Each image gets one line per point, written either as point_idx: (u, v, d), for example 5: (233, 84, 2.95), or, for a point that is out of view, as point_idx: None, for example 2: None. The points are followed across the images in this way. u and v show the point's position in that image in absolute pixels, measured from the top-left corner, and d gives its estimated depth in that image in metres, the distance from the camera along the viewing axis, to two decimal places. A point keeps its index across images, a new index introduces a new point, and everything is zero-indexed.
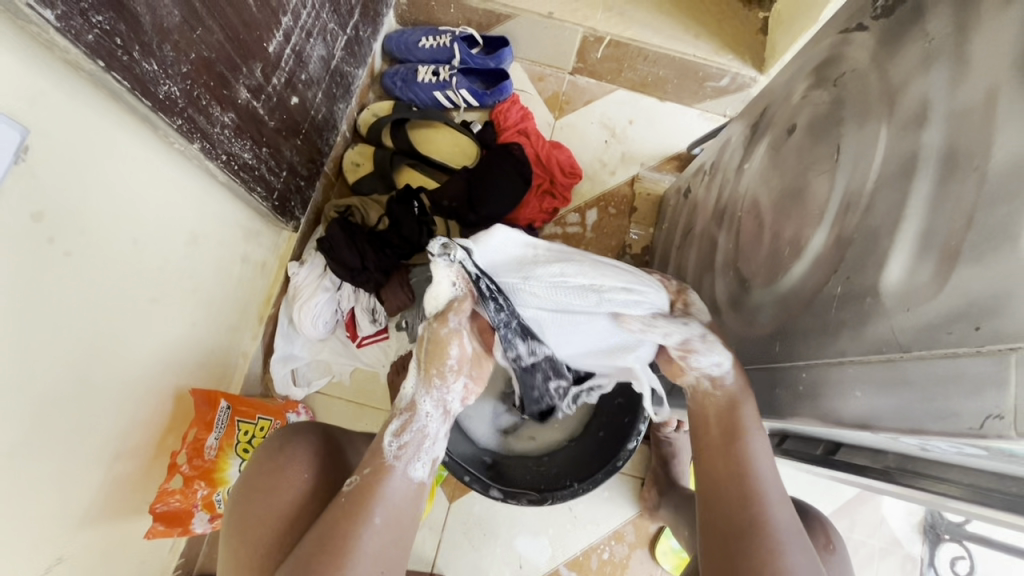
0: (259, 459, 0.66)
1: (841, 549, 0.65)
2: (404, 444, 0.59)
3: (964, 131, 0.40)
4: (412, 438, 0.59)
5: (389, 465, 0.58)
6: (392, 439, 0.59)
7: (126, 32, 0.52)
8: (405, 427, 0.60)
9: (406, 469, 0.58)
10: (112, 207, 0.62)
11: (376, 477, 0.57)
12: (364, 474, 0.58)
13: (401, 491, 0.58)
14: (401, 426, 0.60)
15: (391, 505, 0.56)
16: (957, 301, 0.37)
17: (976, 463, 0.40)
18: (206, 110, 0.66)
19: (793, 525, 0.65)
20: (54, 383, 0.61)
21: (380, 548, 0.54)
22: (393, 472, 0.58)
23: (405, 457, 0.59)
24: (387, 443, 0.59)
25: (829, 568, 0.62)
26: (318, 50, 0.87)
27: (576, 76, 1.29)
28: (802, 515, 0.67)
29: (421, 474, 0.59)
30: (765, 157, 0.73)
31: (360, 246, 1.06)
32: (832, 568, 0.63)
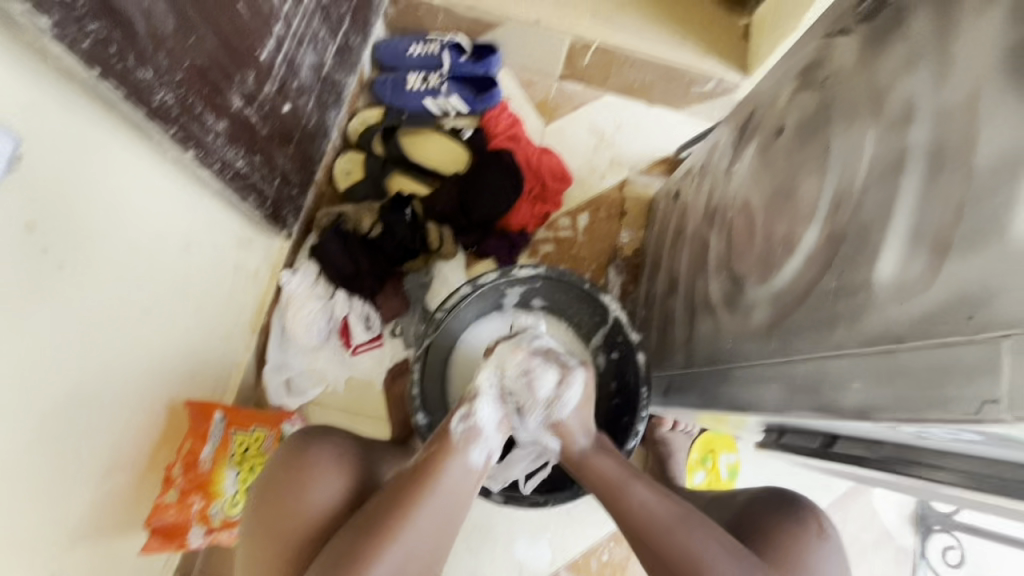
0: (282, 458, 0.66)
1: (833, 536, 0.66)
2: (469, 428, 0.62)
3: (949, 129, 0.42)
4: (473, 427, 0.62)
5: (453, 444, 0.61)
6: (459, 420, 0.63)
7: (121, 39, 0.51)
8: (467, 417, 0.63)
9: (466, 455, 0.61)
10: (103, 216, 0.61)
11: (439, 457, 0.60)
12: (425, 453, 0.61)
13: (459, 475, 0.59)
14: (466, 414, 0.63)
15: (448, 483, 0.58)
16: (949, 292, 0.38)
17: (973, 450, 0.41)
18: (200, 117, 0.65)
19: (786, 514, 0.66)
20: (47, 398, 0.60)
21: (429, 527, 0.56)
22: (453, 454, 0.60)
23: (468, 440, 0.61)
24: (454, 424, 0.62)
25: (822, 555, 0.63)
26: (309, 57, 0.87)
27: (564, 82, 1.31)
28: (793, 504, 0.67)
29: (479, 462, 0.61)
30: (754, 159, 0.75)
31: (355, 253, 1.07)
32: (832, 559, 0.64)
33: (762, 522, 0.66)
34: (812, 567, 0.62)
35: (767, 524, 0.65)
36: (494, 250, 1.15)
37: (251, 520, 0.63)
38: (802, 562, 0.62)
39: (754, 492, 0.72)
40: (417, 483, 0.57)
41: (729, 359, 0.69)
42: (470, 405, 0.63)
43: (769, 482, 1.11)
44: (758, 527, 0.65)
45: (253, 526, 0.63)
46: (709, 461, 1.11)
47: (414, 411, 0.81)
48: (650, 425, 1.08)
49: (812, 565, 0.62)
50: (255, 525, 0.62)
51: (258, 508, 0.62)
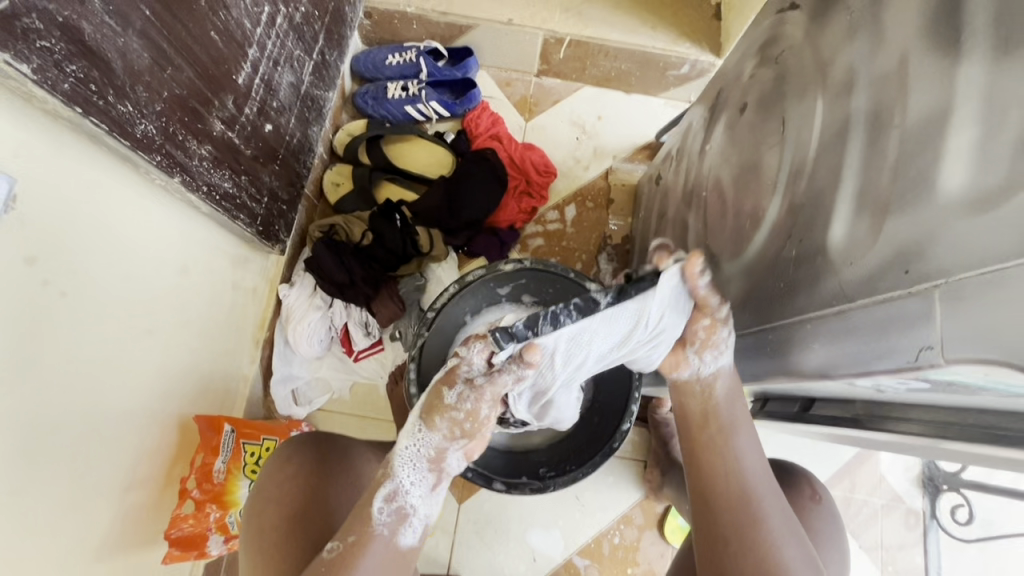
0: (267, 476, 0.69)
1: (827, 498, 0.68)
2: (391, 514, 0.58)
3: (883, 95, 0.44)
4: (399, 509, 0.58)
5: (375, 531, 0.57)
6: (382, 505, 0.58)
7: (99, 78, 0.54)
8: (393, 498, 0.58)
9: (393, 536, 0.58)
10: (101, 246, 0.65)
11: (359, 546, 0.56)
12: (336, 549, 0.56)
13: (387, 556, 0.57)
14: (390, 494, 0.58)
15: (369, 568, 0.56)
16: (890, 248, 0.40)
17: (930, 400, 0.43)
18: (183, 144, 0.69)
19: (783, 482, 0.68)
20: (62, 421, 0.63)
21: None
22: (375, 535, 0.57)
23: (396, 522, 0.58)
24: (377, 509, 0.58)
25: (818, 519, 0.65)
26: (287, 77, 0.90)
27: (542, 78, 1.33)
28: (787, 472, 0.69)
29: (410, 540, 0.59)
30: (723, 137, 0.76)
31: (347, 262, 1.09)
32: (828, 521, 0.66)
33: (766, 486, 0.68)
34: (812, 532, 0.64)
35: None
36: (483, 249, 1.18)
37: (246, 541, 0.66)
38: (801, 528, 0.64)
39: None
40: (336, 561, 0.56)
41: None
42: (395, 481, 0.58)
43: (774, 455, 1.13)
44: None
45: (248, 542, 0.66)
46: None
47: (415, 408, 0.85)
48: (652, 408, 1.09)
49: (813, 530, 0.64)
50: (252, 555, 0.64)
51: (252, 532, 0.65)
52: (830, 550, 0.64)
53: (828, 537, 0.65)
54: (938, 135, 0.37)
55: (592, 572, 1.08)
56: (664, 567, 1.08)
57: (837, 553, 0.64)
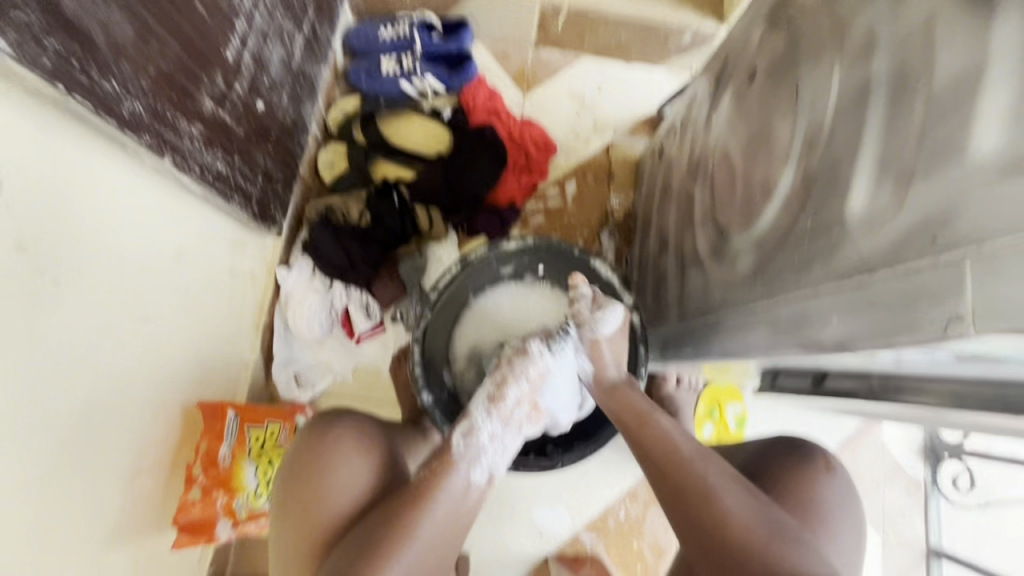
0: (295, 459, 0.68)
1: (839, 470, 0.68)
2: (470, 447, 0.63)
3: (907, 56, 0.42)
4: (473, 446, 0.63)
5: (455, 461, 0.62)
6: (460, 438, 0.63)
7: (81, 53, 0.52)
8: (470, 433, 0.63)
9: (468, 475, 0.62)
10: (93, 230, 0.63)
11: (444, 469, 0.61)
12: (413, 486, 0.60)
13: (463, 491, 0.61)
14: (467, 432, 0.64)
15: (450, 498, 0.60)
16: (914, 218, 0.39)
17: (953, 373, 0.43)
18: (173, 123, 0.66)
19: (792, 456, 0.68)
20: (63, 411, 0.62)
21: (432, 541, 0.58)
22: (454, 468, 0.61)
23: (470, 459, 0.62)
24: (456, 442, 0.63)
25: (830, 491, 0.65)
26: (277, 51, 0.87)
27: (540, 50, 1.28)
28: (799, 446, 0.69)
29: (480, 479, 0.62)
30: (730, 107, 0.74)
31: (346, 244, 1.07)
32: (841, 492, 0.66)
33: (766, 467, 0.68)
34: (824, 504, 0.64)
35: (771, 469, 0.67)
36: (484, 227, 1.16)
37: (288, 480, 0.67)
38: (811, 506, 0.63)
39: (762, 443, 0.73)
40: (423, 495, 0.59)
41: (717, 309, 0.70)
42: (470, 421, 0.64)
43: (778, 428, 1.13)
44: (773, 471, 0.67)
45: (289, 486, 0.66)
46: (716, 412, 1.12)
47: (420, 390, 0.84)
48: (656, 385, 1.10)
49: (824, 500, 0.64)
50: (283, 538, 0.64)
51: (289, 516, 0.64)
52: (841, 522, 0.64)
53: (841, 509, 0.65)
54: (969, 97, 0.35)
55: (599, 546, 1.09)
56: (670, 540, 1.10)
57: (850, 526, 0.64)
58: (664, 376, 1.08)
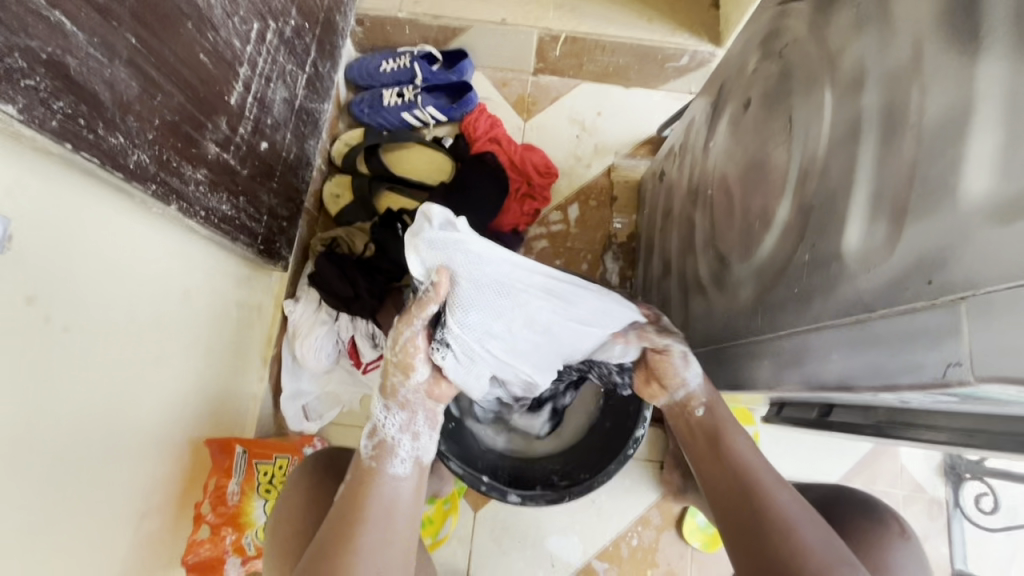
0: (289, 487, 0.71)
1: (913, 537, 0.66)
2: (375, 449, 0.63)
3: (896, 93, 0.42)
4: (386, 447, 0.63)
5: (370, 468, 0.62)
6: (368, 443, 0.64)
7: (88, 111, 0.53)
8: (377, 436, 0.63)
9: (387, 472, 0.62)
10: (103, 277, 0.64)
11: (365, 482, 0.62)
12: (348, 484, 0.62)
13: (392, 496, 0.62)
14: (376, 435, 0.64)
15: (379, 503, 0.61)
16: (910, 256, 0.38)
17: (959, 409, 0.42)
18: (178, 170, 0.68)
19: (867, 515, 0.66)
20: (71, 457, 0.62)
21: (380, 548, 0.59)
22: (378, 474, 0.62)
23: (384, 457, 0.62)
24: (363, 449, 0.64)
25: (902, 555, 0.63)
26: (280, 92, 0.89)
27: (539, 76, 1.31)
28: (872, 508, 0.67)
29: (403, 471, 0.63)
30: (727, 134, 0.74)
31: (351, 276, 1.08)
32: (914, 563, 0.63)
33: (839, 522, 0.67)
34: (898, 569, 0.62)
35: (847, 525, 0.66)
36: None
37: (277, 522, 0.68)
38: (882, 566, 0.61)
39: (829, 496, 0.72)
40: (353, 506, 0.60)
41: (720, 337, 0.69)
42: (376, 424, 0.63)
43: (791, 450, 1.11)
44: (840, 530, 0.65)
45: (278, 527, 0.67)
46: None
47: None
48: None
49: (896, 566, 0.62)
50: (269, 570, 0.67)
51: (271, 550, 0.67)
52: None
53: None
54: (959, 137, 0.35)
55: (612, 575, 1.07)
56: (684, 567, 1.08)
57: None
58: None
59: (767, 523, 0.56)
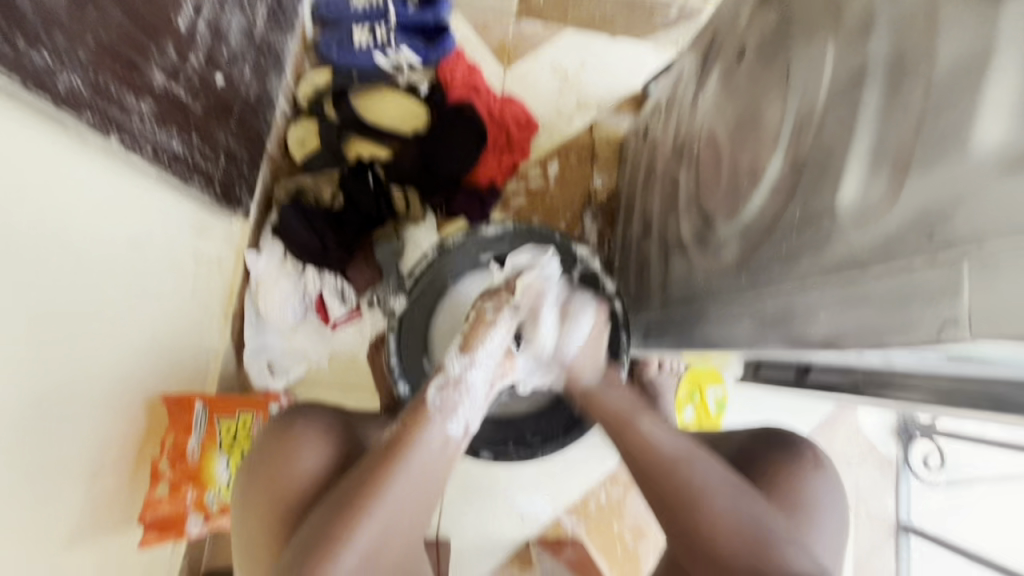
0: (266, 436, 0.65)
1: (828, 464, 0.66)
2: (447, 399, 0.59)
3: (907, 38, 0.39)
4: (450, 398, 0.59)
5: (428, 415, 0.58)
6: (436, 392, 0.59)
7: (4, 20, 0.46)
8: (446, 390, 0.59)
9: (444, 426, 0.58)
10: (37, 216, 0.58)
11: (415, 429, 0.57)
12: (394, 432, 0.57)
13: (439, 452, 0.58)
14: (444, 385, 0.60)
15: (425, 454, 0.56)
16: (910, 212, 0.36)
17: (937, 369, 0.42)
18: (118, 99, 0.60)
19: (780, 447, 0.66)
20: (10, 413, 0.57)
21: (401, 512, 0.54)
22: (431, 424, 0.57)
23: (445, 415, 0.58)
24: (430, 397, 0.59)
25: (817, 485, 0.63)
26: (236, 19, 0.81)
27: (521, 22, 1.23)
28: (788, 441, 0.67)
29: (455, 433, 0.59)
30: (718, 87, 0.71)
31: (318, 227, 1.03)
32: (824, 489, 0.64)
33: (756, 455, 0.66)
34: (813, 501, 0.62)
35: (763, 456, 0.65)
36: (463, 208, 1.11)
37: (248, 474, 0.63)
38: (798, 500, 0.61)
39: (751, 433, 0.71)
40: (391, 453, 0.55)
41: (700, 297, 0.68)
42: (447, 372, 0.60)
43: (756, 410, 1.14)
44: (751, 468, 0.65)
45: (250, 478, 0.63)
46: (697, 396, 1.11)
47: (396, 380, 0.82)
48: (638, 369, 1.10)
49: (812, 498, 0.62)
50: (246, 528, 0.61)
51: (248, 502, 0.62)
52: (829, 521, 0.62)
53: (828, 504, 0.63)
54: (975, 84, 0.33)
55: (580, 528, 1.10)
56: (649, 521, 1.11)
57: (836, 521, 0.63)
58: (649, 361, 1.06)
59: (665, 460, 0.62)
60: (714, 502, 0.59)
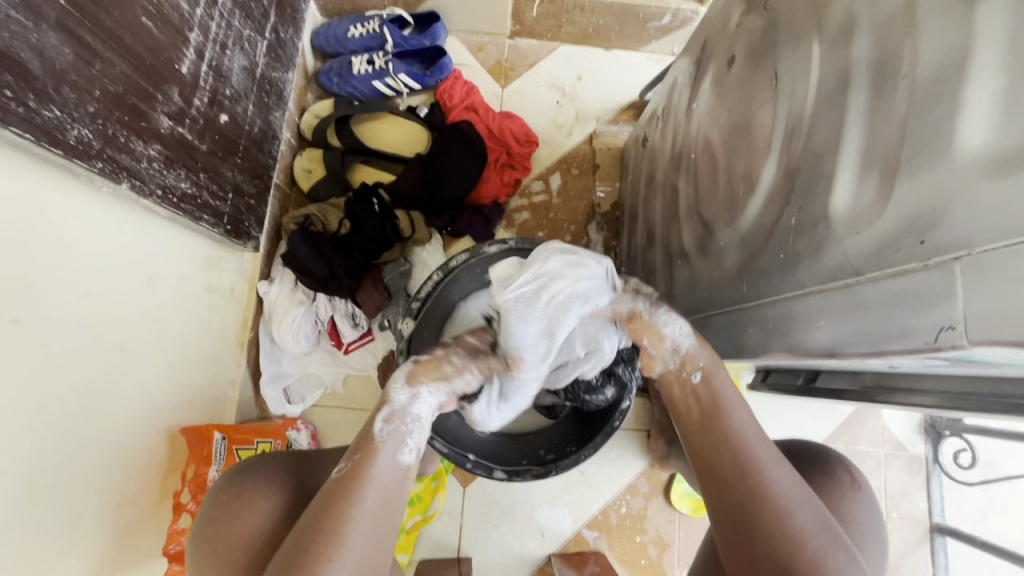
0: (213, 495, 0.63)
1: (865, 485, 0.65)
2: (392, 429, 0.58)
3: (888, 41, 0.39)
4: (399, 427, 0.58)
5: (377, 446, 0.57)
6: (381, 425, 0.58)
7: (15, 81, 0.49)
8: (394, 415, 0.58)
9: (393, 456, 0.57)
10: (53, 263, 0.60)
11: (365, 463, 0.56)
12: (344, 468, 0.57)
13: (392, 478, 0.57)
14: (391, 414, 0.58)
15: (376, 489, 0.56)
16: (901, 215, 0.36)
17: (944, 372, 0.41)
18: (127, 146, 0.63)
19: (817, 467, 0.65)
20: (33, 453, 0.59)
21: (369, 535, 0.54)
22: (379, 457, 0.57)
23: (394, 442, 0.58)
24: (378, 429, 0.58)
25: (855, 507, 0.62)
26: (238, 60, 0.83)
27: (516, 40, 1.25)
28: (820, 458, 0.66)
29: (409, 459, 0.58)
30: (711, 94, 0.71)
31: (326, 254, 1.05)
32: (864, 511, 0.63)
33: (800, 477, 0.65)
34: (852, 522, 0.61)
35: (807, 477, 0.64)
36: (469, 228, 1.12)
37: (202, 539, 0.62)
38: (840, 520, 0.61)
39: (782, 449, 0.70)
40: (341, 493, 0.55)
41: (705, 306, 0.68)
42: (392, 404, 0.59)
43: (774, 414, 1.12)
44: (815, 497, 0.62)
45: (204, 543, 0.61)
46: None
47: None
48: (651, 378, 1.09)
49: (852, 517, 0.61)
50: None
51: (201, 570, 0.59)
52: (868, 537, 0.61)
53: (865, 524, 0.62)
54: (956, 85, 0.33)
55: (601, 542, 1.08)
56: (672, 532, 1.09)
57: (875, 539, 0.62)
58: None
59: (762, 505, 0.55)
60: (790, 505, 0.55)
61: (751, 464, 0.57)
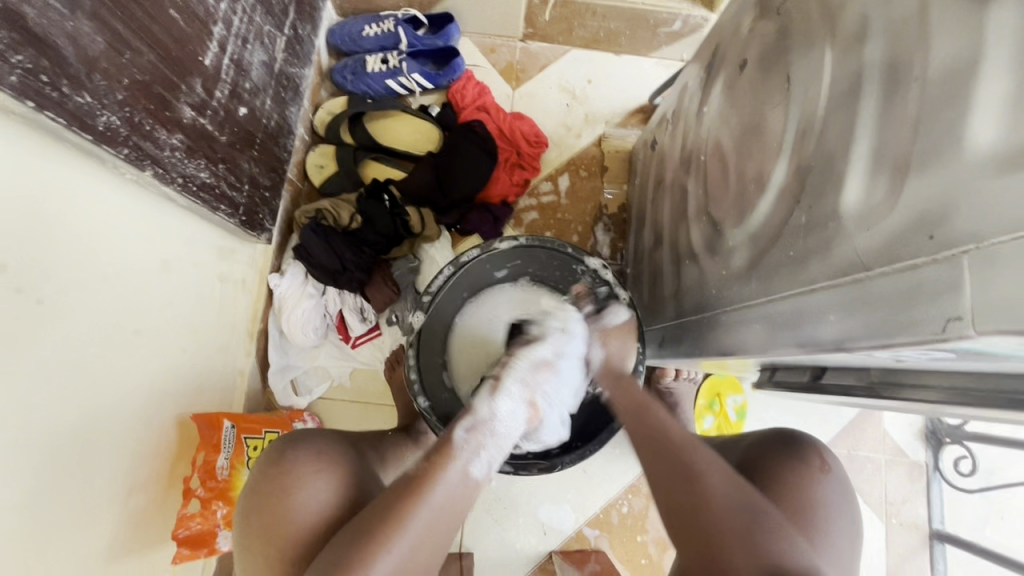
0: (257, 475, 0.64)
1: (836, 468, 0.65)
2: (474, 441, 0.60)
3: (900, 44, 0.40)
4: (480, 437, 0.60)
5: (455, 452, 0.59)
6: (464, 432, 0.60)
7: (51, 67, 0.50)
8: (478, 429, 0.60)
9: (468, 466, 0.59)
10: (77, 247, 0.62)
11: (439, 465, 0.57)
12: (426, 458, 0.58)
13: (461, 481, 0.58)
14: (473, 426, 0.60)
15: (446, 490, 0.56)
16: (912, 212, 0.37)
17: (950, 366, 0.42)
18: (152, 135, 0.64)
19: (792, 455, 0.65)
20: (50, 432, 0.61)
21: (434, 524, 0.55)
22: (455, 461, 0.58)
23: (472, 452, 0.59)
24: (459, 436, 0.60)
25: (829, 491, 0.63)
26: (258, 55, 0.85)
27: (528, 42, 1.27)
28: (793, 441, 0.66)
29: (479, 472, 0.59)
30: (722, 97, 0.73)
31: (337, 248, 1.05)
32: (835, 492, 0.63)
33: (764, 463, 0.65)
34: (822, 504, 0.62)
35: (774, 462, 0.65)
36: (477, 226, 1.14)
37: (245, 502, 0.63)
38: (812, 502, 0.62)
39: (764, 436, 0.69)
40: (413, 488, 0.56)
41: (713, 304, 0.69)
42: (475, 416, 0.61)
43: (776, 418, 1.13)
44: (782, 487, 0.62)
45: (246, 505, 0.62)
46: (717, 405, 1.14)
47: (415, 396, 0.82)
48: (655, 378, 1.10)
49: (823, 501, 0.62)
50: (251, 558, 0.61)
51: (249, 547, 0.61)
52: (838, 521, 0.62)
53: (840, 508, 0.63)
54: (966, 86, 0.34)
55: (602, 541, 1.09)
56: None
57: (848, 522, 0.63)
58: (665, 369, 1.08)
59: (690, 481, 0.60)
60: (707, 477, 0.60)
61: (679, 448, 0.63)
